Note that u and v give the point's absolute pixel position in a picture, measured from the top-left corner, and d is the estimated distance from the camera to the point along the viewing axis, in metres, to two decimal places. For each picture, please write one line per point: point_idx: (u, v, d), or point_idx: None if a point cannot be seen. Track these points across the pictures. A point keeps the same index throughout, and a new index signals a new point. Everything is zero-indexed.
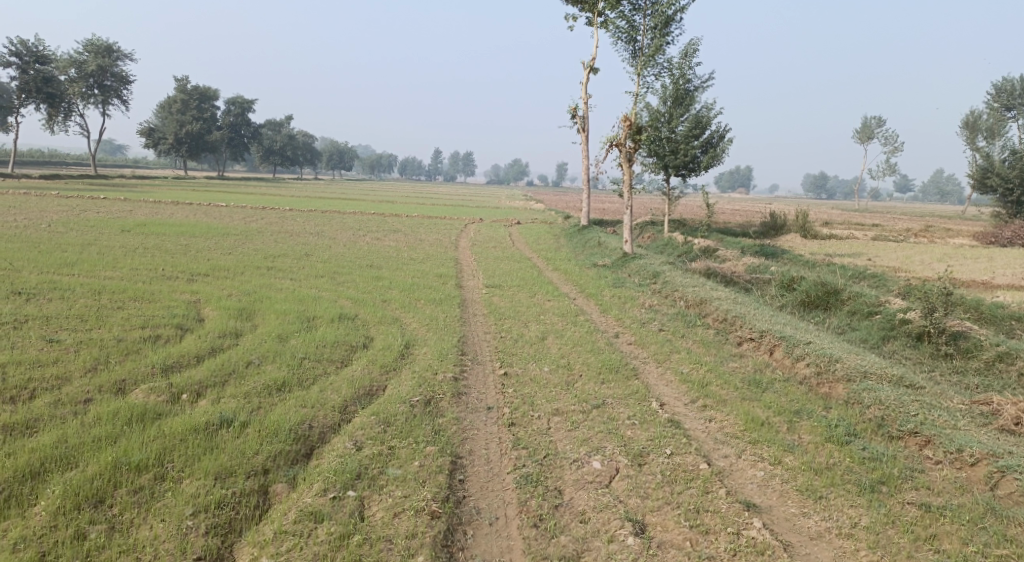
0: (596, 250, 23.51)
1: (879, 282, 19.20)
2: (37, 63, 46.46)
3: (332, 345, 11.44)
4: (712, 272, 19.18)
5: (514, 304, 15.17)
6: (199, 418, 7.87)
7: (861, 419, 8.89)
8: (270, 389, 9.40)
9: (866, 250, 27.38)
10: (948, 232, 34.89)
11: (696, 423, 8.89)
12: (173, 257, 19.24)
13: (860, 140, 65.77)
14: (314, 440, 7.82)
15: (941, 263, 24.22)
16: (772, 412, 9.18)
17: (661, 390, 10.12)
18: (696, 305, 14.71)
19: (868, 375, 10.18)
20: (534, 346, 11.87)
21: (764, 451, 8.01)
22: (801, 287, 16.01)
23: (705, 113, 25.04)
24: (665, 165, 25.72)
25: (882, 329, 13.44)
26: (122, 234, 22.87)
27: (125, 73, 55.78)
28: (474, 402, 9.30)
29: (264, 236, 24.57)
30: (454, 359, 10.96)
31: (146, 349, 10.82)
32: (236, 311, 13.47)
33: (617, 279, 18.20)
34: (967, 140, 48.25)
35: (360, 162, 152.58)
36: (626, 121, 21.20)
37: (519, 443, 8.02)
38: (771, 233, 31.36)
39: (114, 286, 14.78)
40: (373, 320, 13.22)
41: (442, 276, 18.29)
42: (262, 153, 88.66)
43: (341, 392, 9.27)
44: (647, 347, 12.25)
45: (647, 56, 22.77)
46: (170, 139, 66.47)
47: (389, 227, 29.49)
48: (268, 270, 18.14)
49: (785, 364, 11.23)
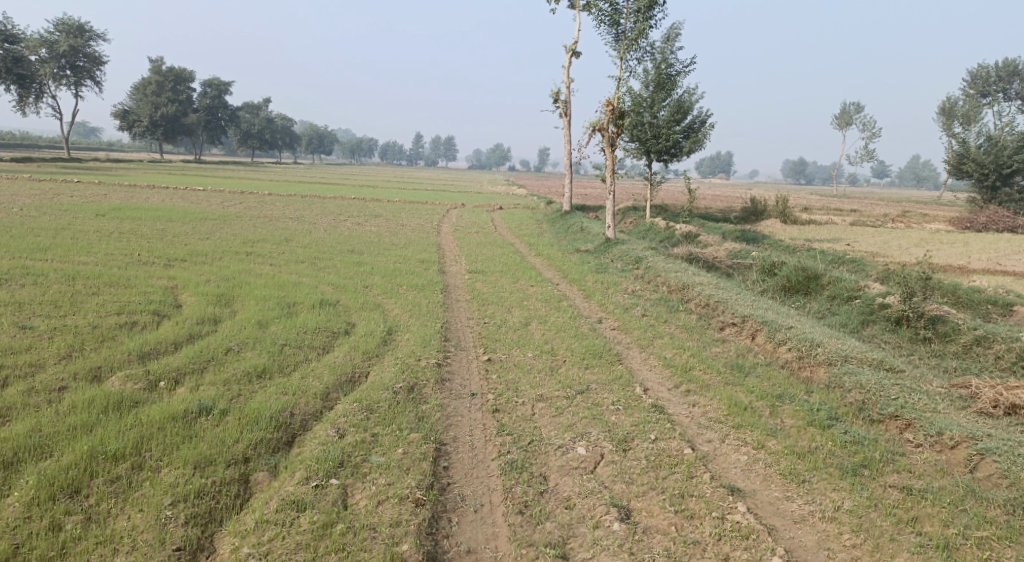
0: (578, 235, 23.46)
1: (858, 267, 19.33)
2: (6, 43, 45.39)
3: (314, 331, 11.31)
4: (694, 257, 19.21)
5: (497, 289, 15.10)
6: (177, 407, 7.75)
7: (843, 403, 8.94)
8: (250, 376, 9.28)
9: (845, 235, 27.57)
10: (925, 218, 35.21)
11: (680, 408, 8.89)
12: (150, 242, 18.94)
13: (840, 126, 66.20)
14: (295, 428, 7.72)
15: (919, 248, 24.44)
16: (755, 397, 9.20)
17: (644, 375, 10.11)
18: (678, 290, 14.72)
19: (849, 359, 10.24)
20: (517, 332, 11.82)
21: (747, 436, 8.03)
22: (782, 272, 16.07)
23: (687, 98, 25.00)
24: (646, 150, 25.68)
25: (862, 314, 13.53)
26: (97, 218, 22.48)
27: (98, 54, 54.71)
28: (458, 388, 9.24)
29: (242, 221, 24.27)
30: (436, 345, 10.88)
31: (123, 336, 10.63)
32: (215, 297, 13.28)
33: (599, 264, 18.17)
34: (944, 126, 48.68)
35: (340, 146, 151.28)
36: (608, 105, 21.11)
37: (503, 429, 7.98)
38: (751, 219, 31.49)
39: (89, 272, 14.52)
40: (355, 306, 13.09)
41: (424, 262, 18.16)
42: (240, 137, 87.57)
43: (322, 379, 9.17)
44: (630, 332, 12.25)
45: (630, 40, 22.66)
46: (145, 122, 65.42)
47: (369, 212, 29.25)
48: (247, 256, 17.92)
49: (767, 349, 11.28)
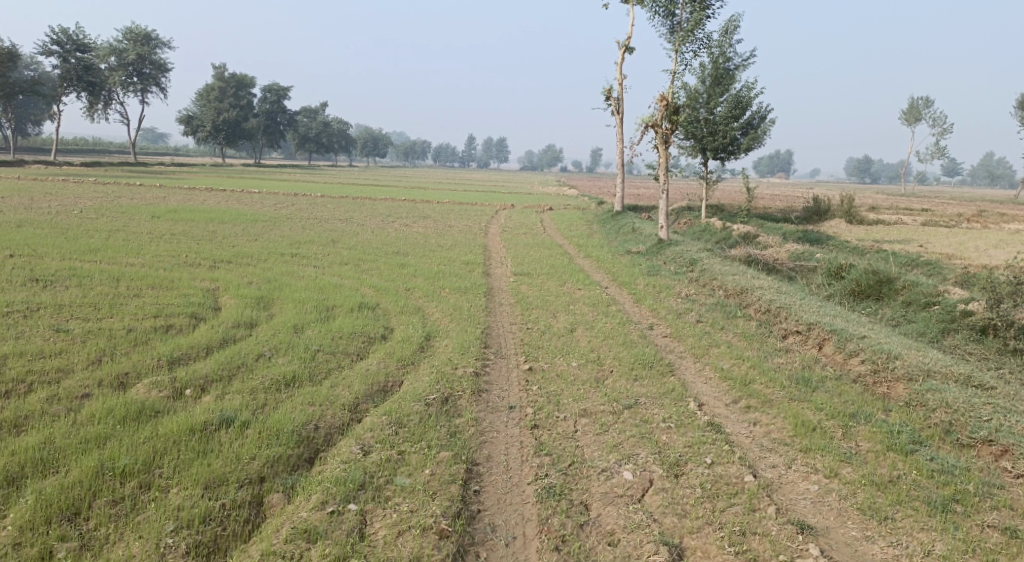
0: (629, 236, 22.63)
1: (933, 270, 18.06)
2: (77, 52, 46.52)
3: (349, 336, 10.78)
4: (753, 259, 18.16)
5: (543, 293, 14.40)
6: (196, 418, 7.25)
7: (926, 424, 8.05)
8: (278, 384, 8.75)
9: (916, 236, 26.05)
10: (1003, 218, 33.15)
11: (739, 427, 8.06)
12: (198, 244, 18.80)
13: (908, 122, 63.53)
14: (318, 443, 7.16)
15: (998, 250, 22.88)
16: (825, 416, 8.31)
17: (700, 389, 9.27)
18: (736, 294, 13.79)
19: (932, 374, 9.24)
20: (563, 339, 11.09)
21: (817, 462, 7.15)
22: (850, 276, 14.97)
23: (745, 93, 23.87)
24: (702, 148, 24.64)
25: (942, 322, 12.48)
26: (152, 220, 22.54)
27: (164, 61, 55.92)
28: (496, 400, 8.58)
29: (293, 222, 24.08)
30: (476, 352, 10.24)
31: (155, 339, 10.26)
32: (254, 299, 12.91)
33: (651, 267, 17.31)
34: (1021, 121, 46.09)
35: (395, 149, 152.65)
36: (662, 100, 20.20)
37: (542, 449, 7.26)
38: (814, 219, 30.11)
39: (133, 273, 14.31)
40: (394, 310, 12.55)
41: (470, 263, 17.56)
42: (298, 140, 88.73)
43: (352, 389, 8.60)
44: (684, 340, 11.40)
45: (686, 32, 21.70)
46: (207, 127, 66.59)
47: (419, 214, 28.86)
48: (293, 257, 17.61)
49: (837, 361, 10.35)
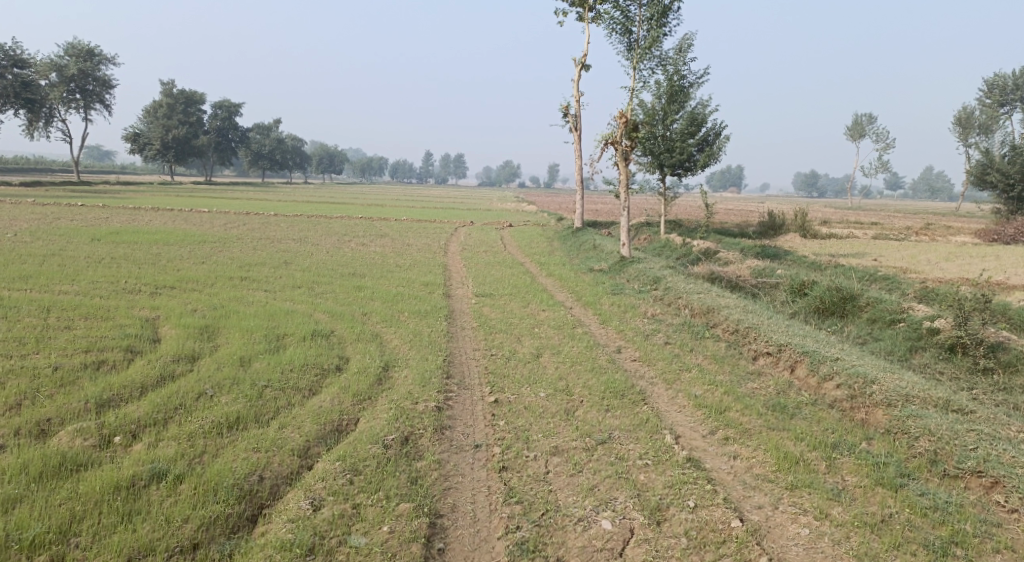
0: (591, 253, 22.29)
1: (892, 284, 18.08)
2: (15, 68, 44.72)
3: (301, 369, 10.07)
4: (716, 276, 17.85)
5: (506, 315, 13.87)
6: (123, 471, 6.67)
7: (911, 453, 7.74)
8: (220, 428, 8.01)
9: (871, 250, 26.25)
10: (949, 230, 33.68)
11: (719, 462, 7.61)
12: (140, 268, 17.81)
13: (853, 137, 64.85)
14: (262, 497, 6.59)
15: (950, 262, 23.15)
16: (806, 447, 7.90)
17: (674, 418, 8.80)
18: (703, 314, 13.42)
19: (910, 399, 8.90)
20: (529, 366, 10.55)
21: (804, 501, 6.76)
22: (814, 293, 14.72)
23: (701, 110, 23.80)
24: (660, 165, 24.47)
25: (909, 340, 12.31)
26: (91, 243, 21.39)
27: (107, 77, 54.18)
28: (459, 438, 7.98)
29: (243, 243, 23.12)
30: (437, 384, 9.60)
31: (84, 378, 9.42)
32: (199, 329, 12.10)
33: (615, 285, 16.92)
34: (960, 136, 47.30)
35: (349, 165, 150.98)
36: (622, 117, 19.93)
37: (512, 496, 6.75)
38: (770, 233, 30.18)
39: (67, 302, 13.35)
40: (349, 338, 11.84)
41: (429, 285, 16.93)
42: (250, 158, 86.88)
43: (303, 430, 7.89)
44: (654, 364, 10.93)
45: (643, 49, 21.50)
46: (155, 145, 64.67)
47: (375, 232, 28.10)
48: (242, 281, 16.76)
49: (810, 384, 9.99)
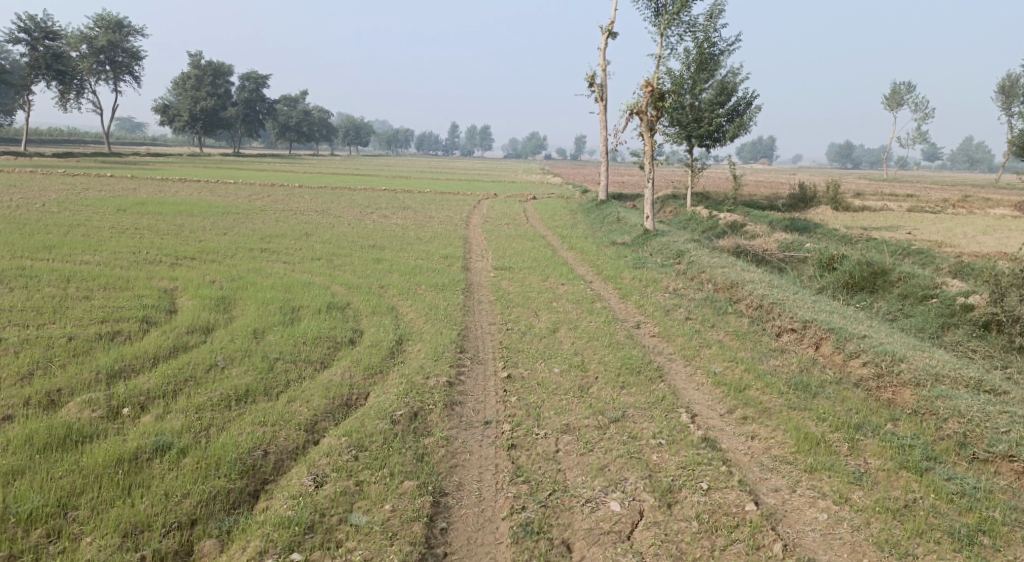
0: (614, 226, 21.93)
1: (926, 259, 17.51)
2: (46, 40, 44.97)
3: (314, 341, 9.96)
4: (742, 250, 17.41)
5: (524, 288, 13.64)
6: (127, 444, 6.65)
7: (938, 436, 7.44)
8: (229, 401, 7.93)
9: (904, 223, 25.52)
10: (989, 202, 32.62)
11: (735, 442, 7.38)
12: (163, 239, 17.84)
13: (890, 107, 63.13)
14: (265, 472, 6.55)
15: (987, 236, 22.42)
16: (828, 428, 7.62)
17: (691, 397, 8.55)
18: (726, 289, 13.08)
19: (940, 379, 8.55)
20: (544, 341, 10.33)
21: (824, 484, 6.52)
22: (843, 267, 14.28)
23: (731, 79, 23.16)
24: (687, 135, 23.93)
25: (941, 317, 11.90)
26: (117, 213, 21.48)
27: (136, 48, 54.34)
28: (469, 415, 7.82)
29: (266, 215, 23.08)
30: (450, 359, 9.44)
31: (98, 349, 9.37)
32: (215, 301, 12.03)
33: (637, 258, 16.59)
34: (1003, 105, 45.74)
35: (376, 137, 150.83)
36: (648, 86, 19.44)
37: (520, 475, 6.63)
38: (800, 206, 29.49)
39: (87, 273, 13.36)
40: (365, 310, 11.71)
41: (449, 257, 16.75)
42: (277, 129, 87.03)
43: (311, 404, 7.74)
44: (673, 340, 10.66)
45: (671, 15, 20.91)
46: (184, 116, 64.93)
47: (398, 204, 27.93)
48: (262, 253, 16.69)
49: (835, 362, 9.68)
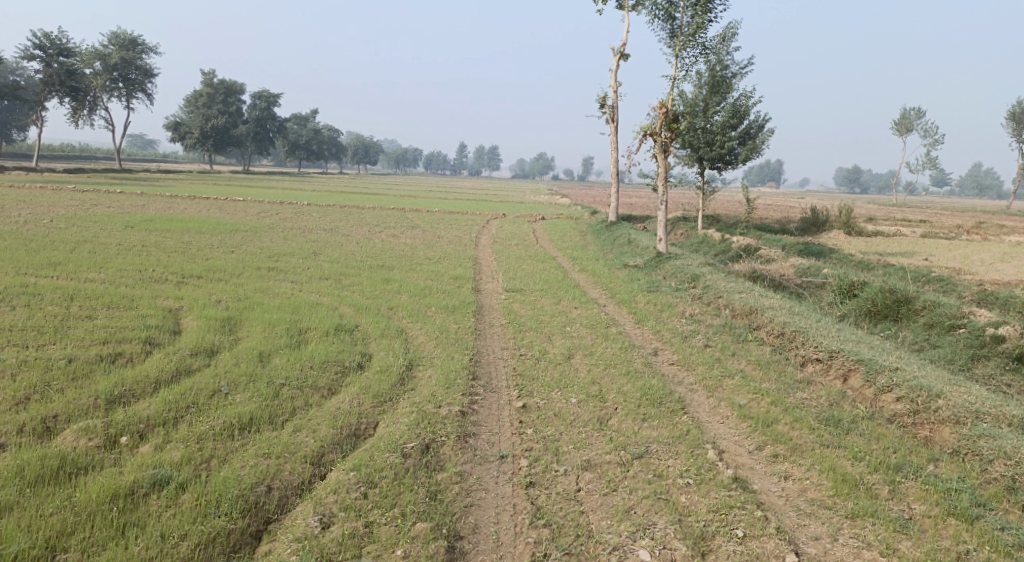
0: (626, 248, 21.57)
1: (946, 286, 17.08)
2: (60, 56, 45.08)
3: (321, 366, 9.56)
4: (758, 275, 16.98)
5: (537, 312, 13.27)
6: (123, 477, 6.32)
7: (983, 480, 7.02)
8: (231, 429, 7.52)
9: (919, 249, 25.10)
10: (1004, 229, 32.10)
11: (767, 483, 6.97)
12: (170, 257, 17.53)
13: (900, 133, 62.82)
14: (269, 510, 6.24)
15: (1005, 263, 22.00)
16: (865, 468, 7.18)
17: (717, 431, 8.12)
18: (745, 315, 12.65)
19: (981, 416, 8.11)
20: (560, 368, 9.92)
21: (867, 534, 6.28)
22: (864, 294, 13.83)
23: (744, 102, 22.84)
24: (699, 158, 23.61)
25: (970, 348, 11.46)
26: (124, 230, 21.22)
27: (149, 65, 54.53)
28: (483, 448, 7.40)
29: (275, 233, 22.78)
30: (462, 386, 9.02)
31: (97, 372, 9.00)
32: (220, 321, 11.67)
33: (651, 282, 16.20)
34: (1013, 132, 45.45)
35: (385, 156, 151.34)
36: (662, 108, 19.13)
37: (541, 518, 6.34)
38: (812, 230, 29.09)
39: (91, 291, 13.03)
40: (374, 333, 11.33)
41: (459, 278, 16.39)
42: (287, 147, 87.22)
43: (318, 434, 7.32)
44: (693, 369, 10.23)
45: (686, 37, 20.65)
46: (195, 133, 65.07)
47: (408, 223, 27.64)
48: (269, 272, 16.36)
49: (866, 396, 9.24)
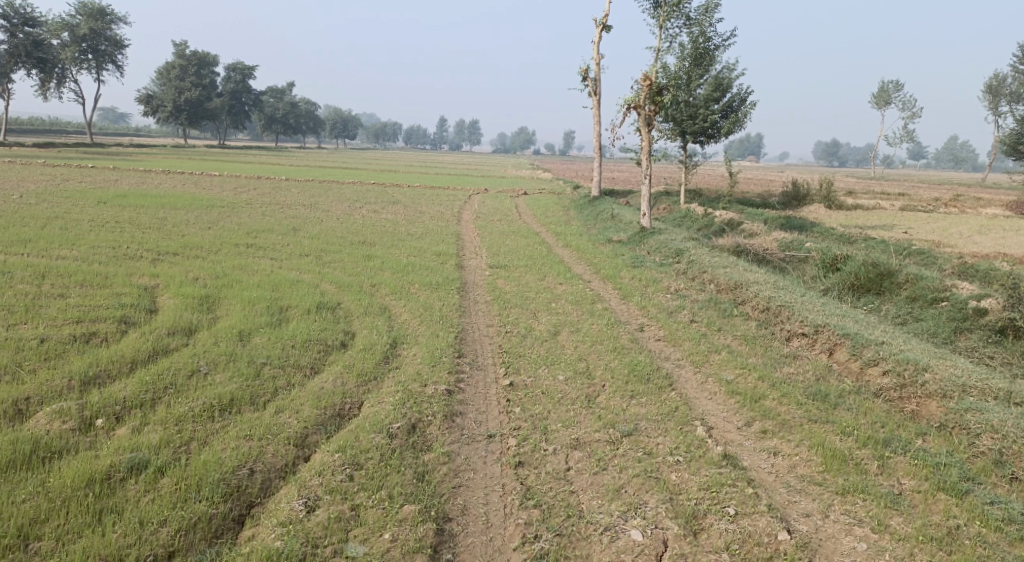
0: (609, 223, 21.44)
1: (927, 259, 17.15)
2: (26, 27, 43.84)
3: (303, 344, 9.38)
4: (742, 249, 16.93)
5: (522, 288, 13.13)
6: (99, 461, 6.15)
7: (972, 454, 7.02)
8: (212, 411, 7.34)
9: (899, 222, 25.20)
10: (981, 202, 32.31)
11: (756, 459, 6.94)
12: (144, 233, 17.14)
13: (878, 106, 63.00)
14: (252, 494, 6.10)
15: (984, 236, 22.14)
16: (854, 443, 7.15)
17: (705, 407, 8.05)
18: (730, 289, 12.59)
19: (968, 390, 8.11)
20: (546, 345, 9.80)
21: (858, 510, 6.27)
22: (848, 268, 13.81)
23: (726, 75, 22.68)
24: (681, 132, 23.47)
25: (953, 321, 11.49)
26: (97, 206, 20.74)
27: (120, 37, 53.24)
28: (470, 427, 7.28)
29: (252, 208, 22.39)
30: (447, 365, 8.88)
31: (71, 352, 8.74)
32: (199, 299, 11.41)
33: (635, 257, 16.10)
34: (989, 105, 45.68)
35: (364, 130, 149.66)
36: (646, 81, 18.93)
37: (530, 498, 6.26)
38: (793, 204, 29.12)
39: (64, 269, 12.69)
40: (356, 311, 11.14)
41: (442, 254, 16.19)
42: (264, 121, 85.91)
43: (301, 414, 7.16)
44: (680, 345, 10.16)
45: (670, 8, 20.40)
46: (169, 107, 63.80)
47: (388, 199, 27.31)
48: (248, 249, 16.05)
49: (852, 370, 9.22)
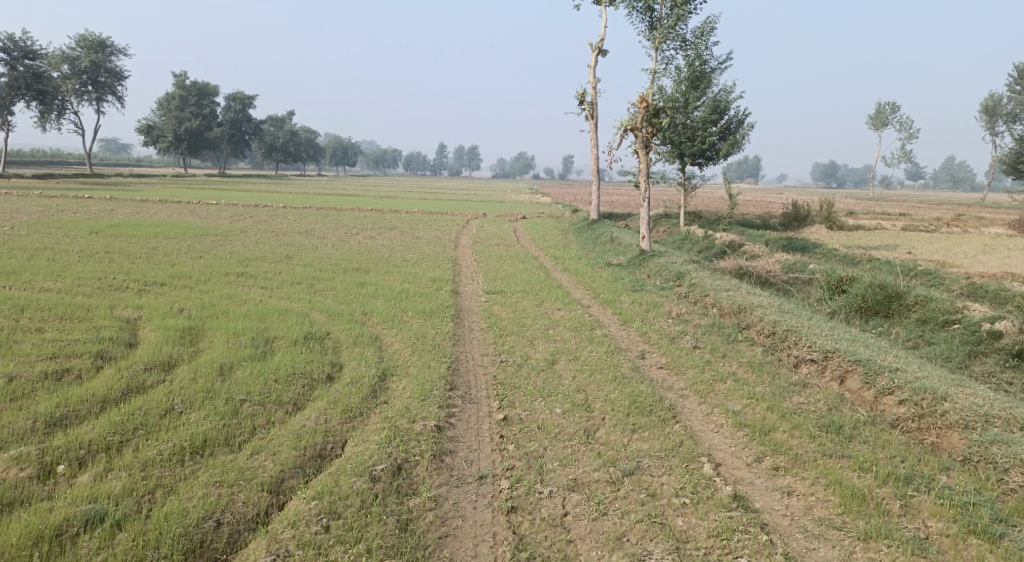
0: (608, 246, 21.02)
1: (934, 279, 16.68)
2: (26, 59, 43.80)
3: (286, 378, 8.87)
4: (744, 271, 16.46)
5: (518, 314, 12.65)
6: (53, 515, 5.85)
7: (1001, 491, 6.53)
8: (182, 454, 6.68)
9: (902, 242, 24.78)
10: (983, 221, 31.92)
11: (769, 499, 6.45)
12: (133, 264, 16.72)
13: (875, 127, 63.02)
14: (217, 550, 5.74)
15: (990, 255, 21.70)
16: (874, 481, 6.64)
17: (712, 441, 7.54)
18: (734, 313, 12.10)
19: (990, 419, 7.61)
20: (543, 375, 9.31)
21: (882, 557, 5.84)
22: (854, 290, 13.32)
23: (724, 97, 22.38)
24: (680, 154, 23.13)
25: (967, 344, 11.01)
26: (88, 236, 20.32)
27: (119, 68, 53.30)
28: (460, 467, 6.79)
29: (247, 237, 21.98)
30: (438, 399, 8.36)
31: (40, 391, 8.26)
32: (182, 331, 10.93)
33: (635, 281, 15.65)
34: (986, 125, 45.53)
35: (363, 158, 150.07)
36: (643, 102, 18.61)
37: (523, 549, 5.85)
38: (794, 225, 28.72)
39: (45, 301, 12.22)
40: (345, 341, 10.65)
41: (437, 281, 15.74)
42: (263, 150, 85.96)
43: (278, 456, 6.64)
44: (684, 373, 9.65)
45: (665, 29, 20.12)
46: (168, 137, 63.73)
47: (385, 225, 26.93)
48: (238, 278, 15.60)
49: (866, 399, 8.69)
